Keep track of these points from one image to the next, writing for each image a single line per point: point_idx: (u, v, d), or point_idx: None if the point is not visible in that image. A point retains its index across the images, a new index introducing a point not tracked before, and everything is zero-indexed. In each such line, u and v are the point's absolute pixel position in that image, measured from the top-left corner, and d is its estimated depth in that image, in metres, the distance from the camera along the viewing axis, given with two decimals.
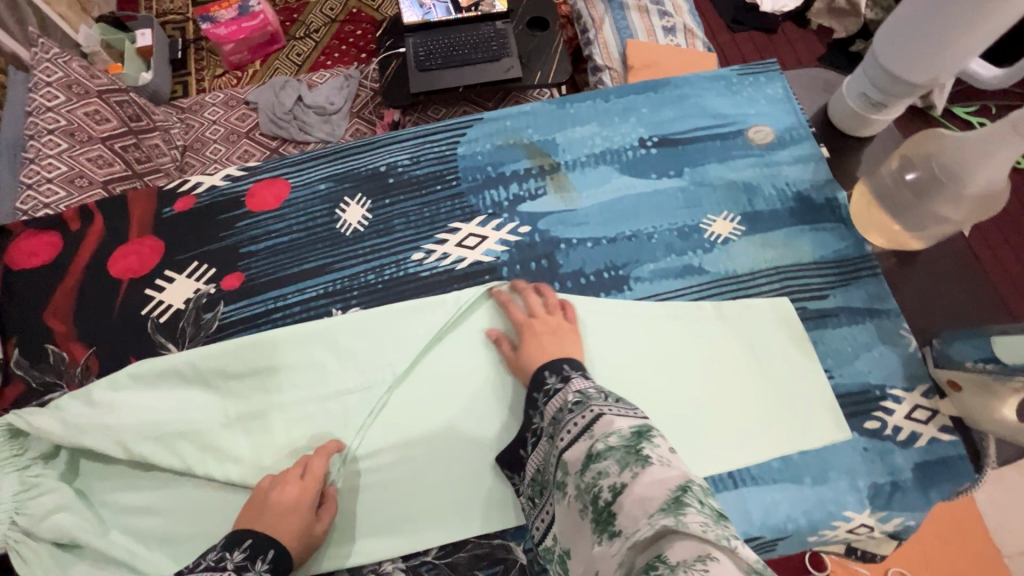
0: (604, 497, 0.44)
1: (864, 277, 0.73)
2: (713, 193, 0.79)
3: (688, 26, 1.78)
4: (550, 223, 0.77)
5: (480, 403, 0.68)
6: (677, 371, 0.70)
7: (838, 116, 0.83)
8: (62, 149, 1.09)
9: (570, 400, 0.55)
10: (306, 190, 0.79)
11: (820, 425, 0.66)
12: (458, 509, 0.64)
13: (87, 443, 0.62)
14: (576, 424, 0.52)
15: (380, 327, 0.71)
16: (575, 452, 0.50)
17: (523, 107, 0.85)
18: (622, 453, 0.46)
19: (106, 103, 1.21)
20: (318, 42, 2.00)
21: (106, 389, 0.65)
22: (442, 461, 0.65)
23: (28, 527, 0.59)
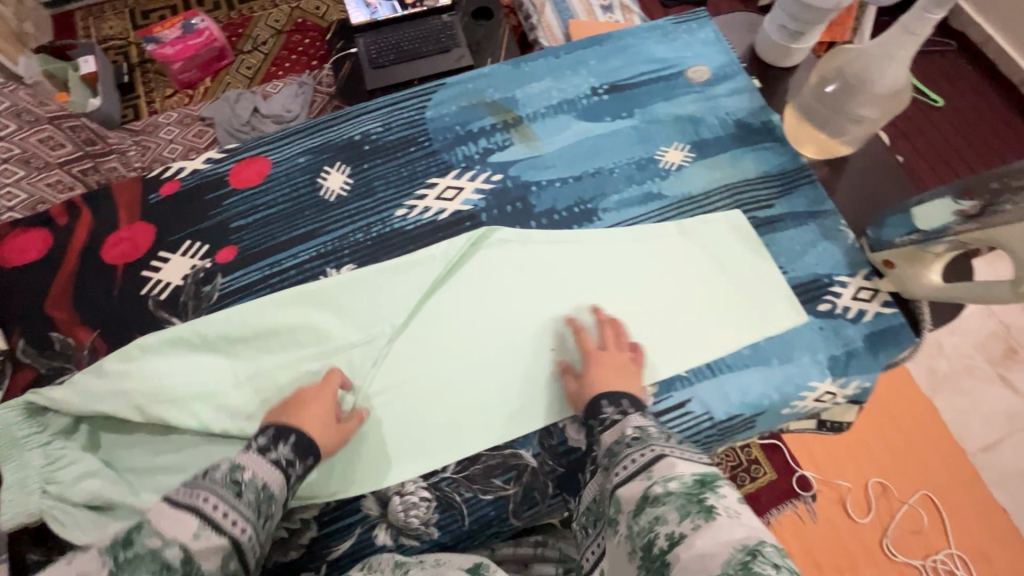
0: (659, 544, 0.45)
1: (803, 185, 0.82)
2: (664, 128, 0.87)
3: (624, 4, 1.90)
4: (520, 169, 0.84)
5: (485, 344, 0.73)
6: (651, 291, 0.76)
7: (763, 51, 0.92)
8: (19, 177, 1.06)
9: (629, 435, 0.57)
10: (287, 165, 0.84)
11: (780, 314, 0.74)
12: (467, 436, 0.68)
13: (106, 411, 0.65)
14: (636, 461, 0.54)
15: (375, 280, 0.76)
16: (629, 490, 0.52)
17: (481, 71, 0.91)
18: (683, 501, 0.47)
19: (59, 128, 1.20)
20: (267, 54, 2.02)
21: (117, 361, 0.69)
22: (453, 398, 0.70)
23: (59, 493, 0.62)
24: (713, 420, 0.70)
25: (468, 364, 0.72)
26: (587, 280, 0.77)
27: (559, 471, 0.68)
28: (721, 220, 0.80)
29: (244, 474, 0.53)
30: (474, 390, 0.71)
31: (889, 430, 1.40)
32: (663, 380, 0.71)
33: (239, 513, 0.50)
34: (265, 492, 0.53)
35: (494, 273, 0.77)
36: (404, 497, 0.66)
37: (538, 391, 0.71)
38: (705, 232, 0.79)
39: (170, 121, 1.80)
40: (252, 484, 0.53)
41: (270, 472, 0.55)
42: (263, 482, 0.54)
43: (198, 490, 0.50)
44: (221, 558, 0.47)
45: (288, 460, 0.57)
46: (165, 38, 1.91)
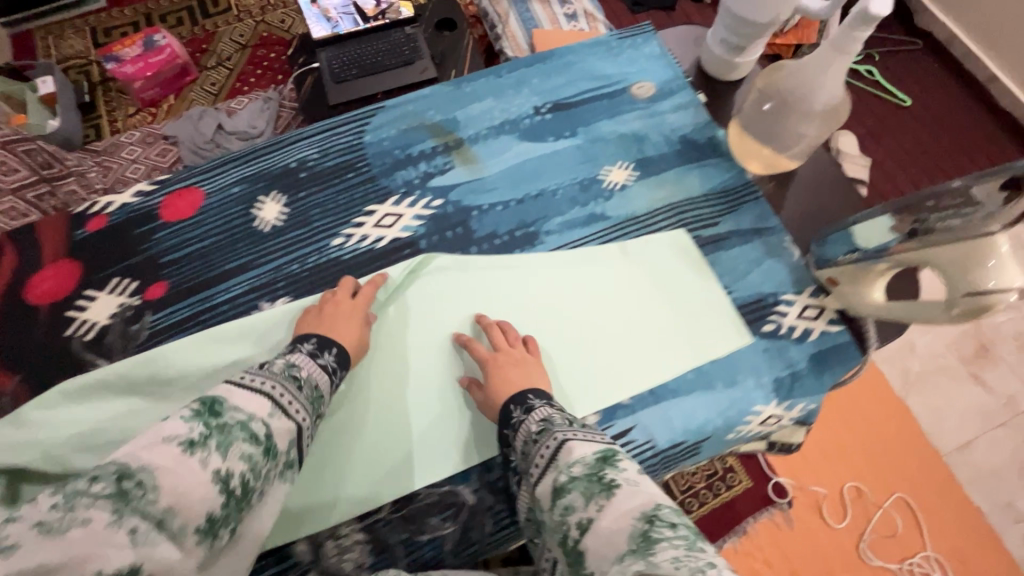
0: (573, 533, 0.48)
1: (748, 202, 0.81)
2: (608, 147, 0.85)
3: (588, 12, 1.90)
4: (461, 194, 0.82)
5: (422, 359, 0.72)
6: (597, 313, 0.75)
7: (709, 64, 0.91)
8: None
9: (535, 431, 0.59)
10: (221, 195, 0.81)
11: (723, 335, 0.73)
12: (417, 461, 0.67)
13: (22, 463, 0.63)
14: (544, 456, 0.56)
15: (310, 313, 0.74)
16: (545, 486, 0.54)
17: (422, 92, 0.89)
18: (586, 485, 0.50)
19: (13, 151, 1.15)
20: (232, 69, 1.99)
21: (38, 408, 0.67)
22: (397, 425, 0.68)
23: None
24: (656, 448, 0.68)
25: (409, 389, 0.70)
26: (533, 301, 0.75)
27: (499, 508, 0.66)
28: (665, 241, 0.78)
29: (301, 371, 0.60)
30: (417, 416, 0.69)
31: (863, 434, 1.39)
32: (604, 409, 0.69)
33: (300, 401, 0.57)
34: (315, 390, 0.60)
35: (435, 294, 0.76)
36: (337, 541, 0.64)
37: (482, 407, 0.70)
38: (647, 254, 0.78)
39: (132, 139, 1.77)
40: (308, 381, 0.60)
41: (319, 374, 0.62)
42: (314, 381, 0.61)
43: (265, 377, 0.56)
44: (289, 439, 0.54)
45: (331, 367, 0.64)
46: (126, 55, 1.87)
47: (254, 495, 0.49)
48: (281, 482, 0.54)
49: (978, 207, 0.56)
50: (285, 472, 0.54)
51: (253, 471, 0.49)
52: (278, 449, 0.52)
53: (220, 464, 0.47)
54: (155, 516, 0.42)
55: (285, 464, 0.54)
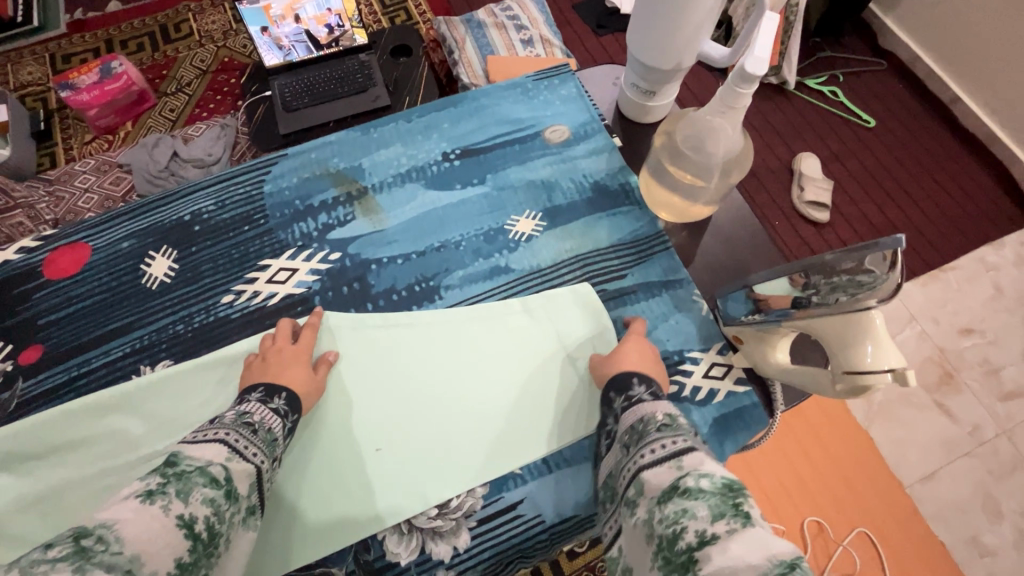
0: (687, 540, 0.42)
1: (656, 253, 0.78)
2: (515, 195, 0.82)
3: (545, 37, 1.88)
4: (359, 247, 0.79)
5: (479, 366, 0.72)
6: (500, 371, 0.72)
7: (625, 106, 0.88)
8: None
9: (658, 420, 0.55)
10: (110, 250, 0.78)
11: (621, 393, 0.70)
12: (440, 481, 0.66)
13: None
14: (664, 445, 0.51)
15: (185, 380, 0.69)
16: (657, 477, 0.49)
17: (328, 138, 0.87)
18: (715, 500, 0.44)
19: None
20: (191, 96, 1.96)
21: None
22: (387, 449, 0.67)
23: None
24: (545, 523, 0.64)
25: (407, 412, 0.69)
26: (484, 338, 0.73)
27: None
28: (572, 295, 0.75)
29: (253, 417, 0.57)
30: (412, 440, 0.68)
31: (825, 471, 1.33)
32: (493, 479, 0.66)
33: (257, 445, 0.55)
34: (270, 434, 0.57)
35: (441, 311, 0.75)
36: None
37: (522, 420, 0.69)
38: (548, 310, 0.75)
39: (86, 168, 1.73)
40: (262, 425, 0.57)
41: (273, 419, 0.59)
42: (269, 426, 0.58)
43: (214, 429, 0.54)
44: (250, 483, 0.52)
45: (284, 410, 0.61)
46: (81, 83, 1.84)
47: (221, 541, 0.47)
48: (246, 531, 0.51)
49: (873, 277, 0.50)
50: (250, 520, 0.52)
51: (216, 516, 0.47)
52: (239, 493, 0.50)
53: (182, 510, 0.44)
54: (121, 566, 0.38)
55: (248, 512, 0.51)
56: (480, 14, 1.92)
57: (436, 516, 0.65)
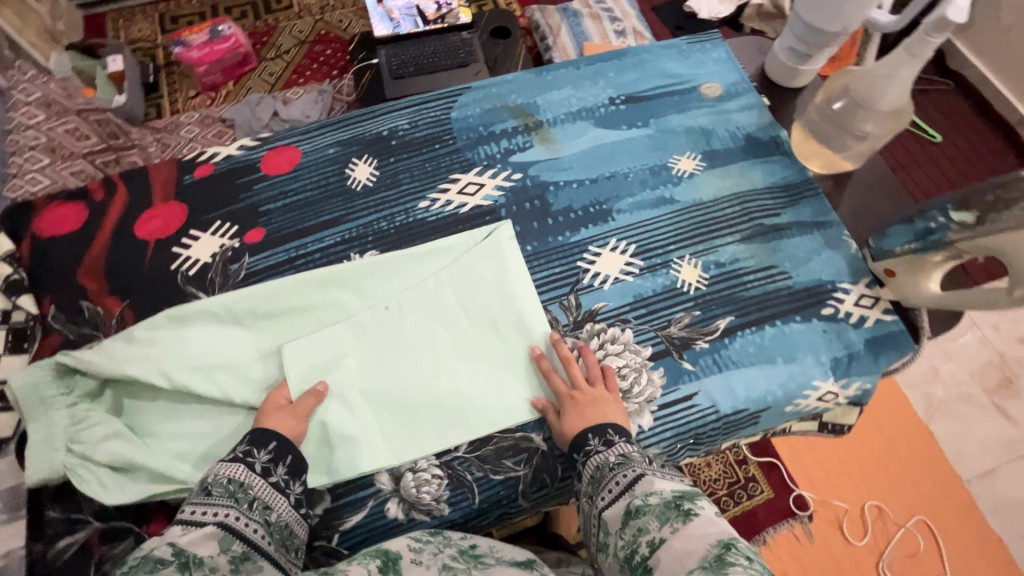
0: (642, 551, 0.53)
1: (808, 196, 0.86)
2: (677, 138, 0.91)
3: (638, 29, 1.96)
4: (539, 169, 0.87)
5: (475, 330, 0.74)
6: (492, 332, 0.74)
7: (774, 70, 0.97)
8: (44, 164, 1.31)
9: (613, 460, 0.62)
10: (317, 155, 0.87)
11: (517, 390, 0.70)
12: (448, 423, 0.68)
13: (129, 373, 0.66)
14: (617, 485, 0.59)
15: (391, 265, 0.77)
16: (615, 510, 0.58)
17: (505, 77, 0.96)
18: (660, 512, 0.55)
19: (84, 121, 1.43)
20: (290, 62, 2.03)
21: (145, 328, 0.70)
22: (417, 393, 0.70)
23: (84, 452, 0.63)
24: (718, 413, 0.72)
25: (445, 355, 0.72)
26: (484, 304, 0.75)
27: (567, 456, 0.69)
28: (732, 227, 0.84)
29: (209, 478, 0.58)
30: (453, 381, 0.71)
31: (903, 450, 1.38)
32: (669, 371, 0.74)
33: (215, 505, 0.56)
34: (233, 483, 0.58)
35: (464, 259, 0.78)
36: (417, 474, 0.66)
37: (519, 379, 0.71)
38: (712, 237, 0.83)
39: (191, 120, 1.74)
40: (216, 482, 0.57)
41: (241, 471, 0.59)
42: (226, 477, 0.58)
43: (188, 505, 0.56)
44: (218, 542, 0.54)
45: (245, 452, 0.60)
46: (192, 41, 1.91)
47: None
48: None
49: None
50: (243, 566, 0.53)
51: None
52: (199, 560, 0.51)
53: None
54: None
55: (233, 560, 0.53)
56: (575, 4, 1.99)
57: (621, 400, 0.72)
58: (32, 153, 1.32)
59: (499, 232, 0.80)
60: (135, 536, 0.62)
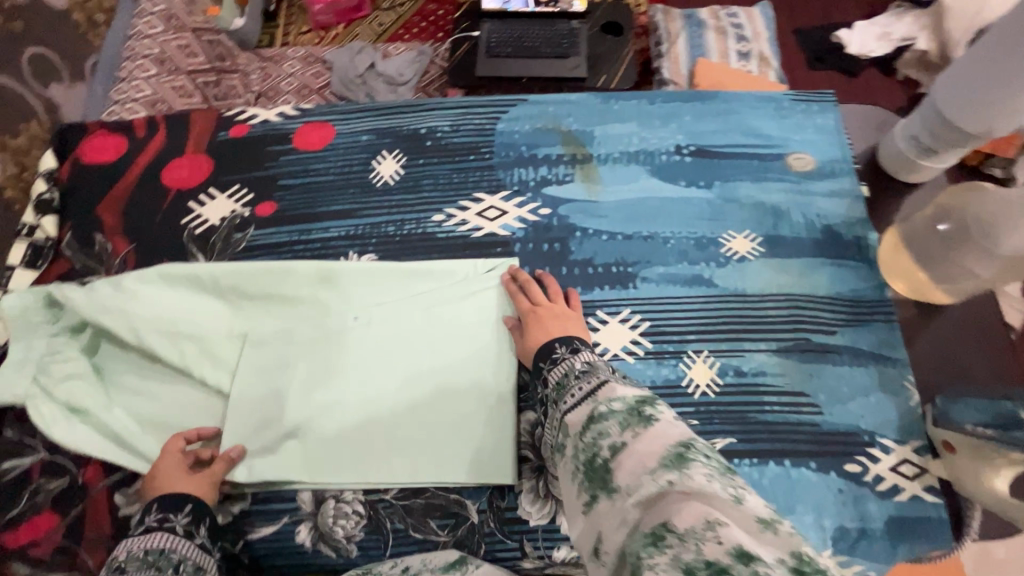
0: (602, 455, 0.41)
1: (877, 321, 0.72)
2: (739, 211, 0.78)
3: (765, 55, 1.48)
4: (570, 210, 0.78)
5: (441, 368, 0.68)
6: (456, 373, 0.68)
7: (887, 159, 0.83)
8: (150, 74, 1.25)
9: (578, 368, 0.52)
10: (349, 139, 0.84)
11: (461, 450, 0.64)
12: (378, 460, 0.64)
13: (104, 321, 0.68)
14: (581, 390, 0.48)
15: (381, 276, 0.73)
16: (578, 414, 0.46)
17: (568, 96, 0.87)
18: (623, 415, 0.42)
19: (198, 41, 1.37)
20: (400, 16, 1.84)
21: (135, 280, 0.71)
22: (359, 418, 0.66)
23: (47, 385, 0.66)
24: None
25: (399, 385, 0.67)
26: (458, 343, 0.69)
27: (497, 538, 0.62)
28: (769, 334, 0.71)
29: (117, 559, 0.51)
30: (400, 415, 0.66)
31: None
32: None
33: None
34: (150, 552, 0.52)
35: (455, 290, 0.72)
36: (338, 504, 0.64)
37: (467, 438, 0.65)
38: (742, 339, 0.71)
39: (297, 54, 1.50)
40: (132, 556, 0.51)
41: (161, 539, 0.53)
42: (143, 548, 0.52)
43: None
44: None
45: (161, 518, 0.55)
46: None
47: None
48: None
49: None
50: None
51: None
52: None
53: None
54: None
55: None
56: (700, 12, 1.56)
57: None
58: (142, 61, 1.26)
59: (501, 269, 0.73)
60: (70, 478, 0.65)
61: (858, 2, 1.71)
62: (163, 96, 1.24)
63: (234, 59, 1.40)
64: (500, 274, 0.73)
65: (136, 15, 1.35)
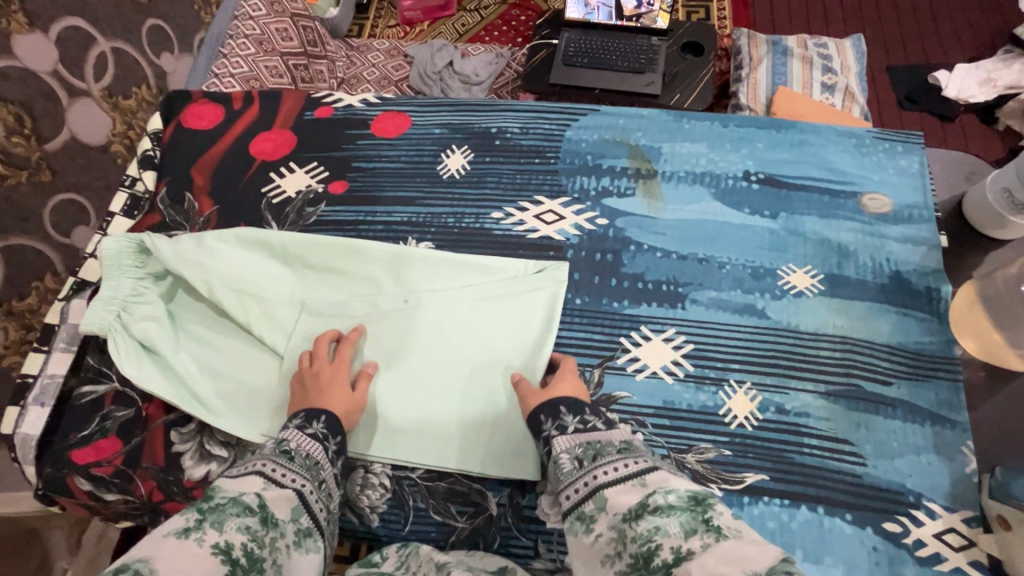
0: (661, 556, 0.40)
1: (939, 379, 0.68)
2: (803, 245, 0.76)
3: (852, 90, 1.43)
4: (627, 223, 0.79)
5: (478, 363, 0.70)
6: (491, 370, 0.69)
7: (974, 212, 0.79)
8: (249, 53, 1.26)
9: (618, 441, 0.51)
10: (422, 131, 0.88)
11: (485, 445, 0.66)
12: (405, 443, 0.67)
13: (184, 273, 0.74)
14: (625, 468, 0.48)
15: (433, 264, 0.75)
16: (621, 496, 0.46)
17: (639, 111, 0.87)
18: (686, 514, 0.42)
19: (294, 24, 1.37)
20: (483, 18, 1.90)
21: (215, 239, 0.77)
22: (394, 399, 0.69)
23: (126, 321, 0.72)
24: None
25: (437, 372, 0.70)
26: (498, 341, 0.71)
27: (512, 534, 0.64)
28: (818, 375, 0.68)
29: (289, 444, 0.56)
30: (433, 400, 0.69)
31: None
32: None
33: (292, 472, 0.54)
34: (310, 460, 0.57)
35: (501, 287, 0.74)
36: (367, 474, 0.67)
37: (493, 433, 0.66)
38: (788, 376, 0.69)
39: (382, 46, 1.59)
40: (299, 451, 0.56)
41: (318, 450, 0.58)
42: (306, 452, 0.57)
43: (254, 460, 0.54)
44: (291, 508, 0.52)
45: (322, 434, 0.59)
46: None
47: (266, 564, 0.46)
48: (303, 553, 0.52)
49: None
50: (305, 541, 0.52)
51: (254, 542, 0.46)
52: (279, 518, 0.50)
53: (217, 538, 0.44)
54: None
55: (297, 534, 0.51)
56: (787, 40, 1.51)
57: None
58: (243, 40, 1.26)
59: (551, 271, 0.75)
60: (136, 410, 0.71)
61: (962, 44, 1.61)
62: (258, 74, 1.25)
63: (325, 46, 1.48)
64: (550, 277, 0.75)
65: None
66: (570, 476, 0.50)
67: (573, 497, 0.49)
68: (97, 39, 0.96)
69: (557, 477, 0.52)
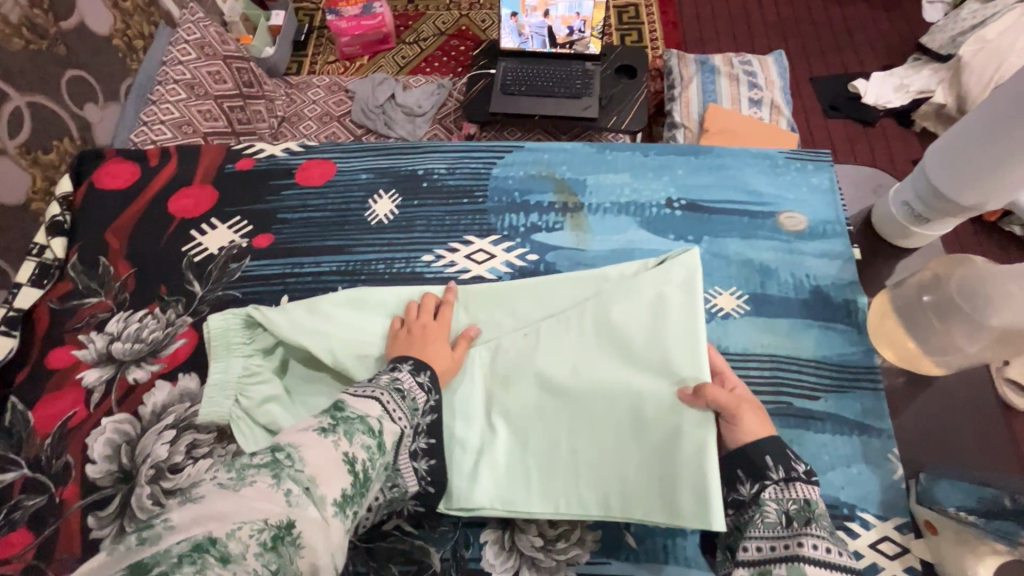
0: None
1: (863, 388, 0.70)
2: (727, 267, 0.78)
3: (778, 104, 1.49)
4: (558, 257, 0.79)
5: (637, 382, 0.63)
6: (642, 389, 0.63)
7: (881, 222, 0.83)
8: (179, 98, 1.19)
9: (810, 517, 0.50)
10: (348, 176, 0.87)
11: (675, 485, 0.58)
12: (587, 489, 0.61)
13: (306, 343, 0.69)
14: (823, 550, 0.49)
15: (556, 284, 0.73)
16: None
17: (563, 145, 0.89)
18: None
19: (228, 66, 1.31)
20: (423, 50, 1.91)
21: (328, 302, 0.73)
22: (561, 440, 0.64)
23: (248, 407, 0.67)
24: None
25: (597, 401, 0.64)
26: (645, 356, 0.64)
27: None
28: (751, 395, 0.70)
29: (403, 382, 0.58)
30: (604, 435, 0.63)
31: None
32: (607, 539, 0.63)
33: (403, 409, 0.55)
34: (415, 402, 0.57)
35: (619, 291, 0.69)
36: None
37: (674, 468, 0.58)
38: None
39: (321, 83, 1.57)
40: (410, 391, 0.58)
41: (415, 388, 0.59)
42: (413, 396, 0.58)
43: (372, 386, 0.55)
44: (394, 441, 0.53)
45: (428, 385, 0.60)
46: (344, 10, 1.80)
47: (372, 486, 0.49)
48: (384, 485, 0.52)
49: None
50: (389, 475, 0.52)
51: (371, 462, 0.49)
52: (389, 447, 0.51)
53: (348, 447, 0.47)
54: (303, 483, 0.43)
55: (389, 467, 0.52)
56: (714, 59, 1.57)
57: (539, 548, 0.63)
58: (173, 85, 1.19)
59: (675, 264, 0.69)
60: (48, 497, 0.67)
61: (876, 54, 1.72)
62: (191, 119, 1.19)
63: (263, 83, 1.43)
64: (674, 273, 0.69)
65: (171, 43, 1.25)
66: (773, 530, 0.51)
67: (763, 551, 0.51)
68: (11, 95, 0.91)
69: (756, 521, 0.52)
